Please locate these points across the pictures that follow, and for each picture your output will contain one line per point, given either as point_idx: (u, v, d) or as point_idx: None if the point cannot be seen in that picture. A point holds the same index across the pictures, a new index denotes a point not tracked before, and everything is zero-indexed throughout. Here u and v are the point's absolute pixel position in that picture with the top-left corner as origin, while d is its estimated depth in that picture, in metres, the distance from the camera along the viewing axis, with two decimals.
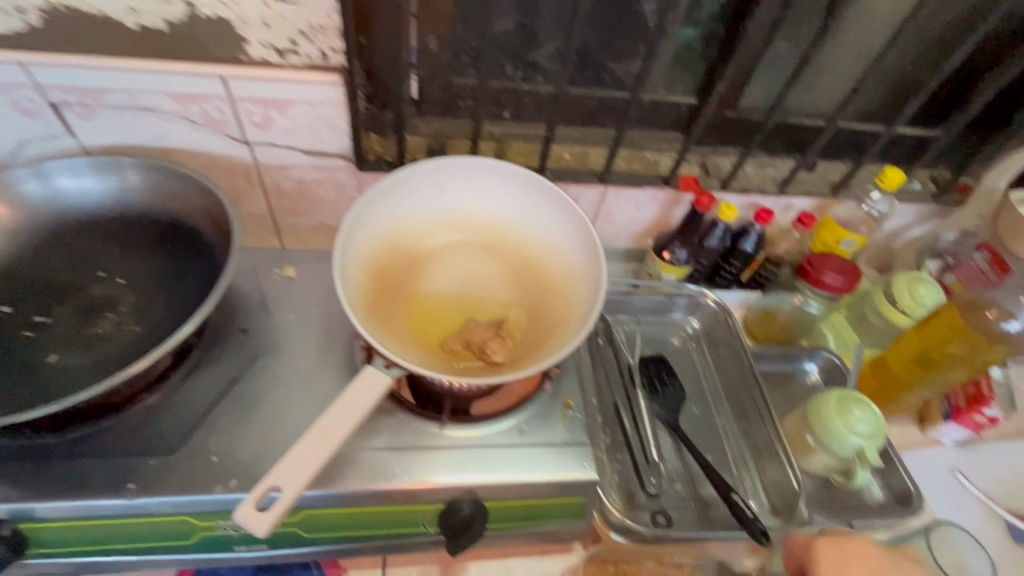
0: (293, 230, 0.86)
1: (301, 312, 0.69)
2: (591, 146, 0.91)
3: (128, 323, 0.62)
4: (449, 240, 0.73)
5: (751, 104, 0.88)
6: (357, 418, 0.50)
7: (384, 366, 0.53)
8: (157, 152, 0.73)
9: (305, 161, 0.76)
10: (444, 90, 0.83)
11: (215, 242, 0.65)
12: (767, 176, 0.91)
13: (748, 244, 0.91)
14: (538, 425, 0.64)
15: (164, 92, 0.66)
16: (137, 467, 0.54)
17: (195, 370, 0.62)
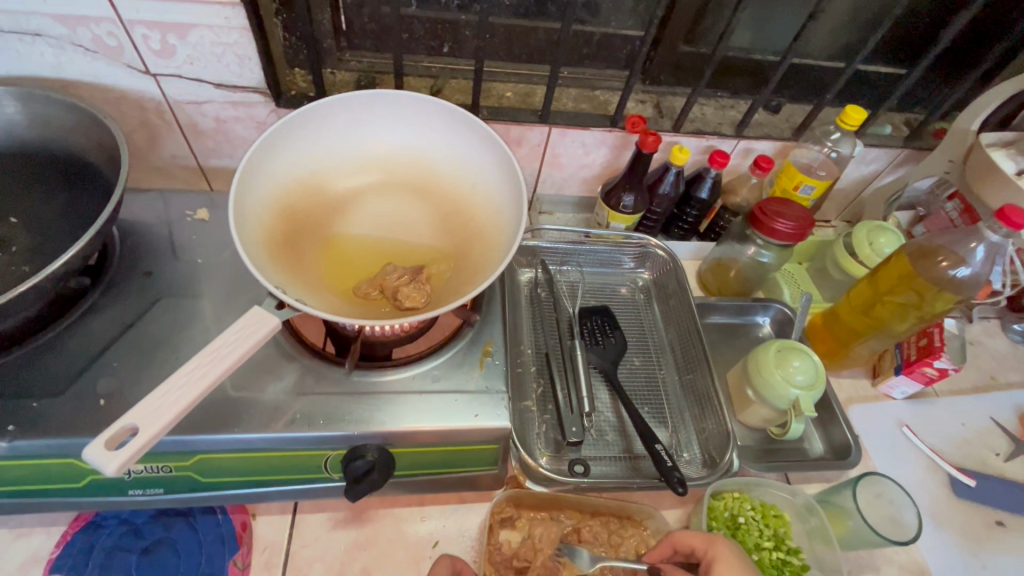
0: (220, 173, 0.82)
1: (211, 255, 0.66)
2: (537, 84, 0.85)
3: (18, 264, 0.58)
4: (371, 185, 0.70)
5: (708, 37, 0.82)
6: (236, 357, 0.47)
7: (273, 306, 0.51)
8: (56, 84, 0.68)
9: (218, 97, 0.72)
10: (374, 20, 0.78)
11: (111, 176, 0.62)
12: (727, 118, 0.86)
13: (703, 191, 0.86)
14: (453, 371, 0.61)
15: (49, 15, 0.60)
16: (18, 409, 0.51)
17: (90, 312, 0.59)
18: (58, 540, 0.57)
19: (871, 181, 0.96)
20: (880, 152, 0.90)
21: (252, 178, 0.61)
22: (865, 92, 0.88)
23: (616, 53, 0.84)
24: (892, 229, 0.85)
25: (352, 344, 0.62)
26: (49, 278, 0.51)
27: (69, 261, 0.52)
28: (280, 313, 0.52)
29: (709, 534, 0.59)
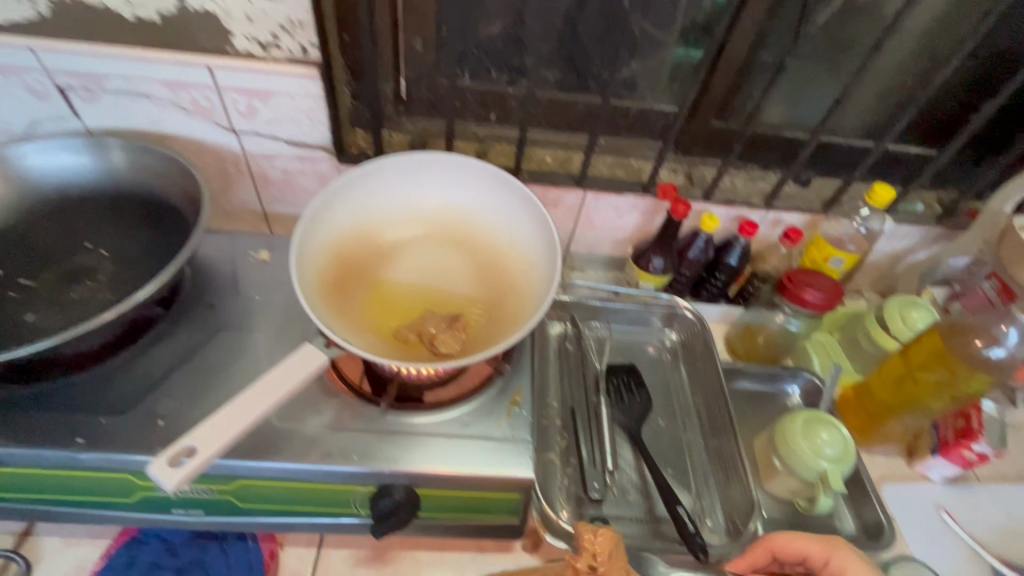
0: (280, 218, 0.90)
1: (268, 293, 0.72)
2: (576, 152, 0.92)
3: (103, 291, 0.65)
4: (415, 236, 0.75)
5: (739, 114, 0.87)
6: (289, 388, 0.52)
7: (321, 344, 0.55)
8: (153, 136, 0.78)
9: (288, 152, 0.80)
10: (430, 90, 0.86)
11: (190, 217, 0.69)
12: (756, 190, 0.90)
13: (733, 257, 0.89)
14: (482, 418, 0.64)
15: (158, 80, 0.70)
16: (87, 423, 0.56)
17: (159, 339, 0.65)
18: (102, 553, 0.61)
19: (904, 257, 0.96)
20: (913, 229, 0.91)
21: (310, 228, 0.67)
22: (897, 172, 0.89)
23: (651, 126, 0.90)
24: (924, 304, 0.85)
25: (388, 384, 0.65)
26: (132, 306, 0.57)
27: (150, 291, 0.59)
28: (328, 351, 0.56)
29: (830, 538, 0.61)
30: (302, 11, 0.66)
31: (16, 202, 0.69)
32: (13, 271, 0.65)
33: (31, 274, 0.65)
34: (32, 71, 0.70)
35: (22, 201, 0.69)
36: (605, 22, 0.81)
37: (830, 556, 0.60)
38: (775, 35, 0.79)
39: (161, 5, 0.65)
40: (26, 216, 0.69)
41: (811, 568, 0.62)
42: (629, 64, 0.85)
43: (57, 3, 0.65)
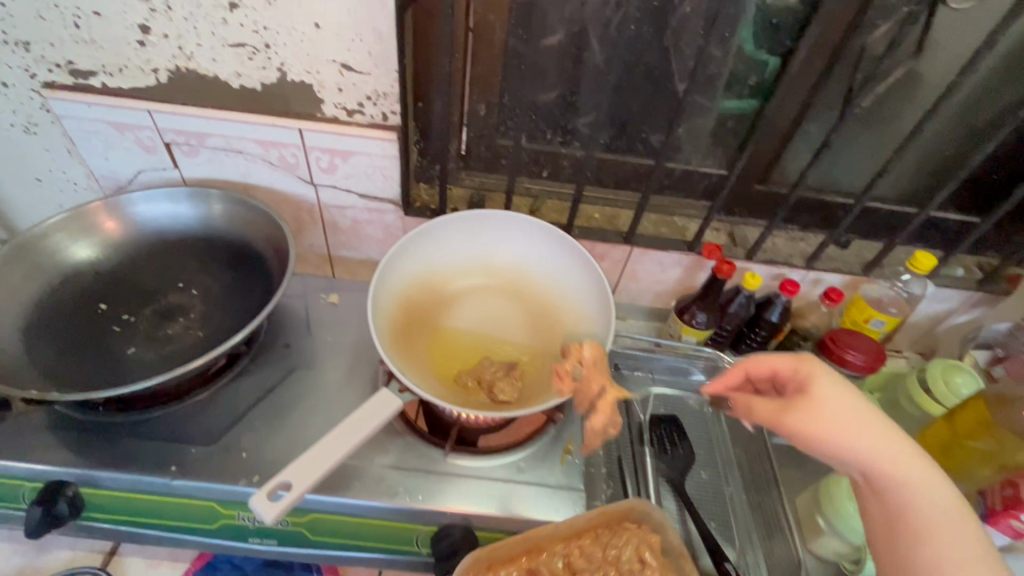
0: (343, 262, 0.96)
1: (338, 334, 0.78)
2: (622, 208, 0.97)
3: (194, 328, 0.72)
4: (474, 284, 0.81)
5: (778, 178, 0.91)
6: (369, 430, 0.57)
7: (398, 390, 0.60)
8: (240, 186, 0.85)
9: (359, 204, 0.87)
10: (489, 148, 0.92)
11: (275, 264, 0.76)
12: (798, 250, 0.93)
13: (774, 314, 0.92)
14: (538, 464, 0.68)
15: (253, 139, 0.78)
16: (179, 452, 0.61)
17: (241, 375, 0.70)
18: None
19: (944, 319, 0.98)
20: (953, 292, 0.93)
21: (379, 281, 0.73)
22: (937, 237, 0.92)
23: (694, 186, 0.94)
24: (967, 369, 0.86)
25: (450, 428, 0.69)
26: (228, 347, 0.63)
27: (244, 334, 0.64)
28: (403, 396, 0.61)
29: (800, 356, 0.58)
30: (388, 85, 0.73)
31: (121, 244, 0.76)
32: (116, 306, 0.72)
33: (131, 310, 0.72)
34: (145, 129, 0.78)
35: (128, 242, 0.77)
36: (654, 92, 0.87)
37: (797, 368, 0.57)
38: (817, 108, 0.83)
39: (265, 77, 0.73)
40: (129, 257, 0.76)
41: (783, 385, 0.59)
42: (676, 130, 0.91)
43: (175, 73, 0.73)
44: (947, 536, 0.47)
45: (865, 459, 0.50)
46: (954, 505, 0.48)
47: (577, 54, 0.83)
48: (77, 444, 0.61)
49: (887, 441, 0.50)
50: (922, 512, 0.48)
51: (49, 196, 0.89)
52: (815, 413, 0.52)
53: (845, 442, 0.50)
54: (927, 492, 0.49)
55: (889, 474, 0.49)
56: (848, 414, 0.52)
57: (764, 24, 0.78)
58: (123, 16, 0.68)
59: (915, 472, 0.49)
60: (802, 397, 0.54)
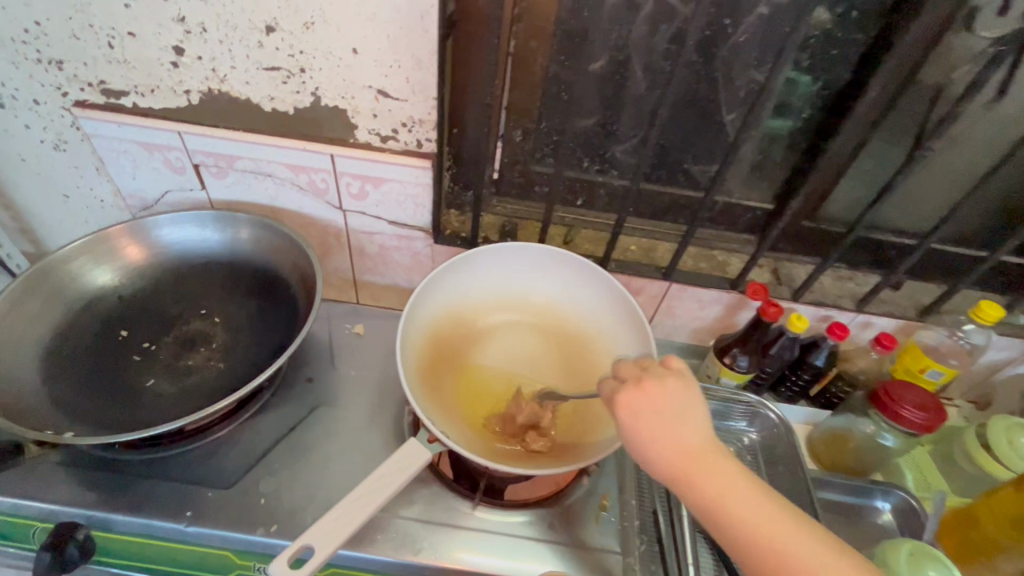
0: (368, 286, 0.93)
1: (362, 368, 0.75)
2: (660, 240, 0.91)
3: (215, 359, 0.69)
4: (504, 322, 0.78)
5: (831, 215, 0.85)
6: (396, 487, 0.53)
7: (426, 441, 0.57)
8: (268, 210, 0.83)
9: (388, 230, 0.84)
10: (523, 175, 0.87)
11: (301, 295, 0.73)
12: (847, 290, 0.88)
13: (819, 358, 0.86)
14: (570, 522, 0.64)
15: (283, 163, 0.76)
16: (195, 497, 0.59)
17: (261, 411, 0.67)
18: None
19: (1003, 369, 0.91)
20: (1015, 342, 0.86)
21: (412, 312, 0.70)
22: (998, 281, 0.86)
23: (737, 220, 0.90)
24: None
25: (479, 479, 0.66)
26: (251, 389, 0.60)
27: (268, 375, 0.61)
28: (432, 448, 0.58)
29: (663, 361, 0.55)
30: (425, 112, 0.70)
31: (144, 269, 0.74)
32: (137, 333, 0.69)
33: (153, 337, 0.69)
34: (174, 150, 0.76)
35: (152, 266, 0.75)
36: (700, 122, 0.82)
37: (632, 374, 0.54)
38: (877, 143, 0.77)
39: (298, 100, 0.71)
40: (152, 281, 0.74)
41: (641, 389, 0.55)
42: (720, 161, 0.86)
43: (207, 95, 0.71)
44: (749, 515, 0.48)
45: (671, 464, 0.50)
46: (739, 482, 0.50)
47: (619, 80, 0.79)
48: (91, 482, 0.59)
49: (700, 438, 0.51)
50: (724, 501, 0.49)
51: (74, 212, 0.87)
52: (632, 429, 0.51)
53: (658, 453, 0.50)
54: (717, 480, 0.49)
55: (680, 474, 0.50)
56: (655, 421, 0.51)
57: (825, 54, 0.73)
58: (157, 37, 0.66)
59: (701, 467, 0.50)
60: (644, 411, 0.51)
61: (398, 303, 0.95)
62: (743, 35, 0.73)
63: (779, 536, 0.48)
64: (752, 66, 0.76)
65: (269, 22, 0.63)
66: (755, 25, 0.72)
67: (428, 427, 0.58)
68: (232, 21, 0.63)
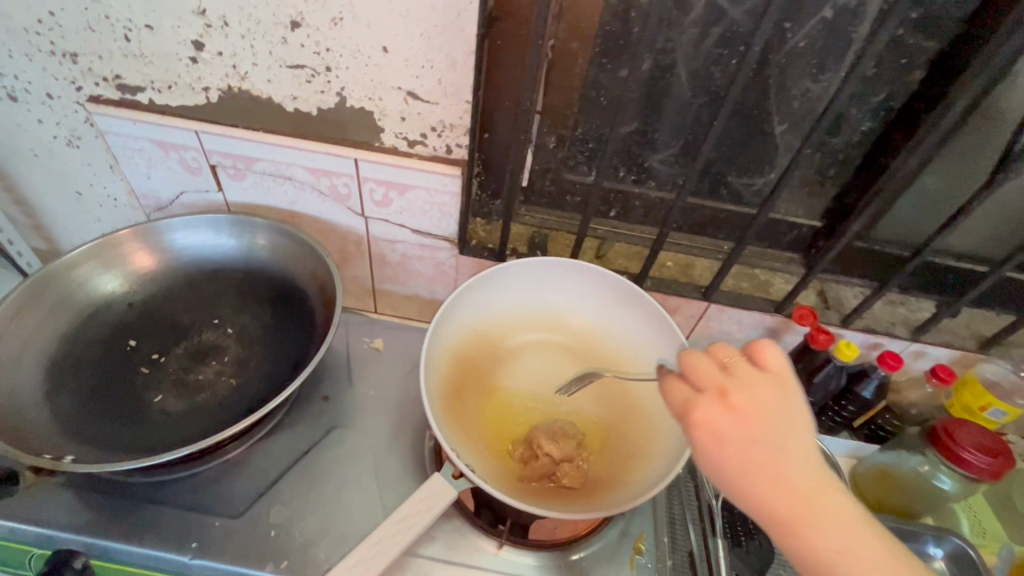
0: (387, 296, 0.89)
1: (380, 389, 0.71)
2: (699, 257, 0.85)
3: (226, 375, 0.65)
4: (535, 344, 0.76)
5: (887, 236, 0.78)
6: (419, 527, 0.52)
7: (451, 476, 0.55)
8: (286, 215, 0.79)
9: (411, 239, 0.79)
10: (554, 183, 0.81)
11: (319, 308, 0.69)
12: (899, 316, 0.82)
13: (867, 389, 0.81)
14: (602, 563, 0.62)
15: (304, 166, 0.72)
16: (202, 526, 0.56)
17: (273, 432, 0.64)
18: None
19: None
20: None
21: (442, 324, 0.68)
22: None
23: (782, 238, 0.83)
24: None
25: (507, 516, 0.63)
26: (263, 414, 0.57)
27: (282, 400, 0.58)
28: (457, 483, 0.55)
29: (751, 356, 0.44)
30: (456, 116, 0.65)
31: (156, 276, 0.71)
32: (145, 344, 0.66)
33: (162, 348, 0.66)
34: (190, 149, 0.72)
35: (163, 272, 0.71)
36: (752, 134, 0.74)
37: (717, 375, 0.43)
38: (944, 160, 0.71)
39: (322, 101, 0.66)
40: (163, 289, 0.71)
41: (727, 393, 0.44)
42: (768, 175, 0.79)
43: (227, 93, 0.67)
44: (871, 569, 0.38)
45: (772, 505, 0.39)
46: (858, 526, 0.39)
47: (661, 85, 0.72)
48: (93, 506, 0.56)
49: (808, 473, 0.40)
50: (839, 553, 0.39)
51: (86, 210, 0.84)
52: (719, 459, 0.40)
53: (757, 492, 0.39)
54: (830, 524, 0.39)
55: (786, 519, 0.39)
56: (754, 452, 0.40)
57: (892, 64, 0.66)
58: (176, 31, 0.62)
59: (812, 510, 0.39)
60: (738, 436, 0.40)
61: (419, 313, 0.91)
62: (802, 40, 0.66)
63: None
64: (810, 73, 0.69)
65: (294, 17, 0.59)
66: (817, 29, 0.65)
67: (452, 460, 0.55)
68: (256, 15, 0.59)
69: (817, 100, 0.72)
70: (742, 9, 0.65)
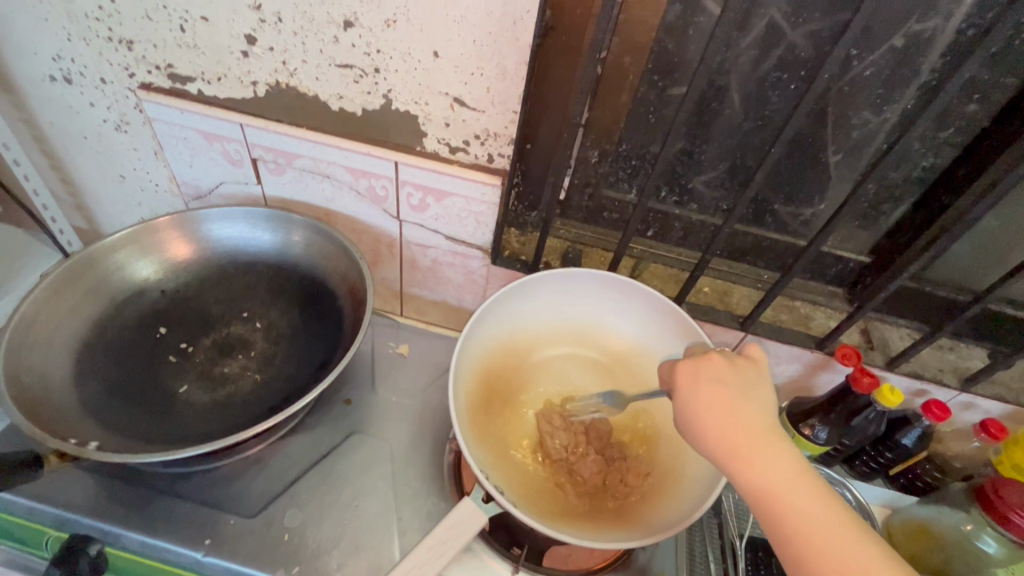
0: (414, 300, 0.88)
1: (403, 396, 0.70)
2: (737, 285, 0.82)
3: (251, 370, 0.65)
4: (577, 358, 0.75)
5: (941, 277, 0.75)
6: (442, 553, 0.51)
7: (482, 501, 0.54)
8: (322, 213, 0.79)
9: (444, 245, 0.78)
10: (592, 199, 0.78)
11: (348, 309, 0.69)
12: (948, 363, 0.78)
13: (907, 438, 0.76)
14: None
15: (345, 167, 0.71)
16: (217, 523, 0.56)
17: (294, 433, 0.64)
18: None
19: None
20: None
21: (481, 326, 0.68)
22: None
23: (828, 272, 0.79)
24: None
25: (525, 541, 0.63)
26: (284, 417, 0.56)
27: (305, 403, 0.57)
28: (486, 509, 0.55)
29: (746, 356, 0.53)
30: (501, 126, 0.64)
31: (193, 266, 0.72)
32: (176, 334, 0.66)
33: (192, 339, 0.66)
34: (233, 141, 0.73)
35: (199, 261, 0.72)
36: (804, 163, 0.71)
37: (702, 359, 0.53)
38: (1009, 201, 0.67)
39: (368, 102, 0.66)
40: (197, 280, 0.71)
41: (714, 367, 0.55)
42: (817, 206, 0.75)
43: (274, 88, 0.67)
44: (801, 502, 0.44)
45: (724, 437, 0.48)
46: (793, 467, 0.46)
47: (711, 105, 0.68)
48: (114, 494, 0.56)
49: (759, 419, 0.48)
50: (768, 481, 0.46)
51: (129, 194, 0.85)
52: (686, 392, 0.51)
53: (714, 424, 0.48)
54: (772, 459, 0.46)
55: (726, 446, 0.47)
56: (714, 390, 0.50)
57: (965, 101, 0.62)
58: (230, 24, 0.62)
59: (753, 444, 0.47)
60: (705, 380, 0.50)
61: (444, 320, 0.89)
62: (868, 68, 0.62)
63: (827, 528, 0.43)
64: (873, 104, 0.65)
65: (348, 16, 0.58)
66: (885, 58, 0.61)
67: (482, 483, 0.55)
68: (310, 13, 0.59)
69: (877, 133, 0.67)
70: (803, 32, 0.61)
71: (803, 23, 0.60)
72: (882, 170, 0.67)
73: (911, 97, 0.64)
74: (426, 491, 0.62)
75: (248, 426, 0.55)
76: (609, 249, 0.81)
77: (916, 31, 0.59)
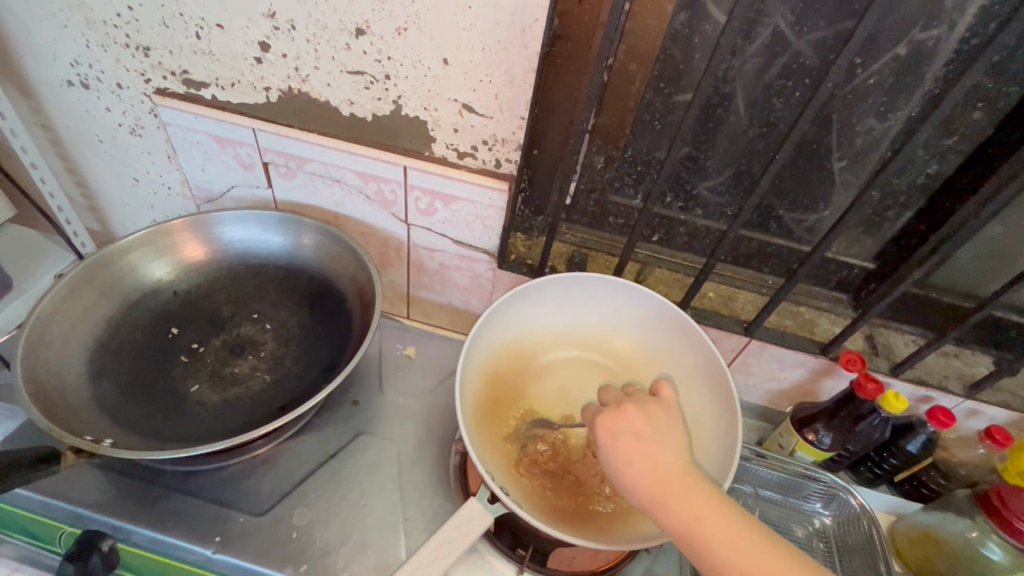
0: (421, 303, 0.89)
1: (410, 397, 0.71)
2: (742, 290, 0.82)
3: (261, 370, 0.66)
4: (582, 361, 0.75)
5: (945, 284, 0.75)
6: (450, 553, 0.52)
7: (488, 502, 0.55)
8: (332, 217, 0.80)
9: (452, 249, 0.79)
10: (598, 204, 0.78)
11: (357, 312, 0.70)
12: (953, 370, 0.78)
13: (912, 444, 0.76)
14: None
15: (354, 171, 0.73)
16: (227, 520, 0.57)
17: (303, 432, 0.65)
18: None
19: None
20: None
21: (487, 329, 0.69)
22: None
23: (832, 278, 0.79)
24: None
25: (530, 541, 0.63)
26: (294, 416, 0.57)
27: (314, 403, 0.58)
28: (491, 509, 0.55)
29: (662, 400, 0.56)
30: (508, 131, 0.65)
31: (204, 267, 0.73)
32: (188, 334, 0.68)
33: (203, 340, 0.67)
34: (246, 146, 0.74)
35: (211, 263, 0.73)
36: (807, 170, 0.72)
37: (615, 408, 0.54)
38: (1013, 208, 0.67)
39: (378, 108, 0.67)
40: (208, 281, 0.73)
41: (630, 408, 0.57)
42: (822, 212, 0.75)
43: (287, 93, 0.68)
44: (726, 543, 0.45)
45: (646, 487, 0.48)
46: (715, 508, 0.46)
47: (717, 112, 0.69)
48: (128, 491, 0.57)
49: (676, 463, 0.49)
50: (692, 526, 0.46)
51: (141, 196, 0.87)
52: (603, 446, 0.52)
53: (632, 473, 0.49)
54: (692, 502, 0.47)
55: (649, 495, 0.48)
56: (628, 440, 0.51)
57: (969, 109, 0.63)
58: (245, 31, 0.63)
59: (673, 489, 0.48)
60: (619, 432, 0.51)
61: (450, 322, 0.90)
62: (872, 76, 0.63)
63: (758, 565, 0.44)
64: (877, 112, 0.66)
65: (360, 24, 0.60)
66: (889, 66, 0.62)
67: (487, 484, 0.55)
68: (323, 21, 0.60)
69: (881, 139, 0.68)
70: (808, 41, 0.62)
71: (808, 31, 0.61)
72: (886, 177, 0.67)
73: (916, 104, 0.64)
74: (432, 493, 0.62)
75: (258, 425, 0.56)
76: (614, 254, 0.82)
77: (919, 40, 0.60)
